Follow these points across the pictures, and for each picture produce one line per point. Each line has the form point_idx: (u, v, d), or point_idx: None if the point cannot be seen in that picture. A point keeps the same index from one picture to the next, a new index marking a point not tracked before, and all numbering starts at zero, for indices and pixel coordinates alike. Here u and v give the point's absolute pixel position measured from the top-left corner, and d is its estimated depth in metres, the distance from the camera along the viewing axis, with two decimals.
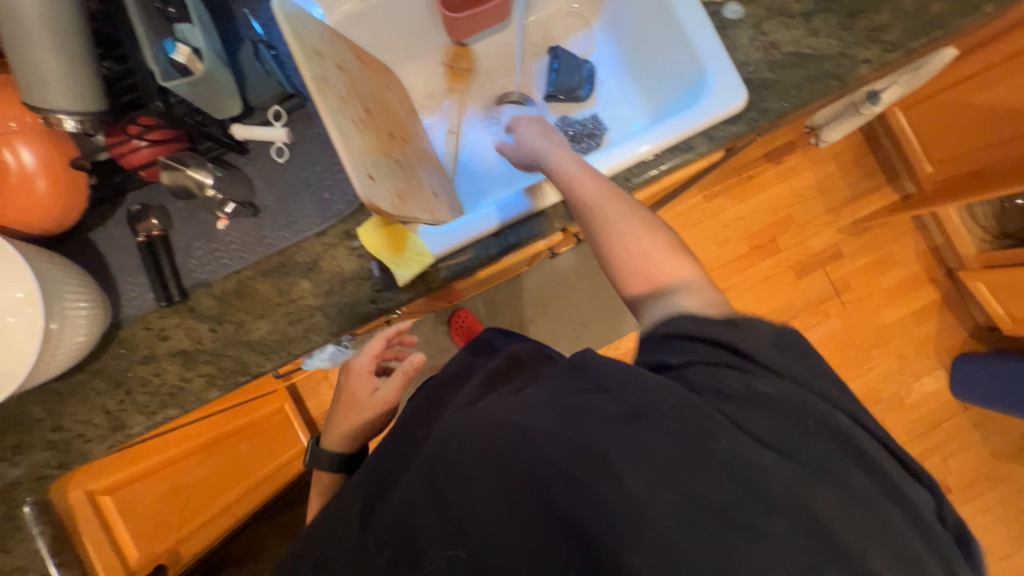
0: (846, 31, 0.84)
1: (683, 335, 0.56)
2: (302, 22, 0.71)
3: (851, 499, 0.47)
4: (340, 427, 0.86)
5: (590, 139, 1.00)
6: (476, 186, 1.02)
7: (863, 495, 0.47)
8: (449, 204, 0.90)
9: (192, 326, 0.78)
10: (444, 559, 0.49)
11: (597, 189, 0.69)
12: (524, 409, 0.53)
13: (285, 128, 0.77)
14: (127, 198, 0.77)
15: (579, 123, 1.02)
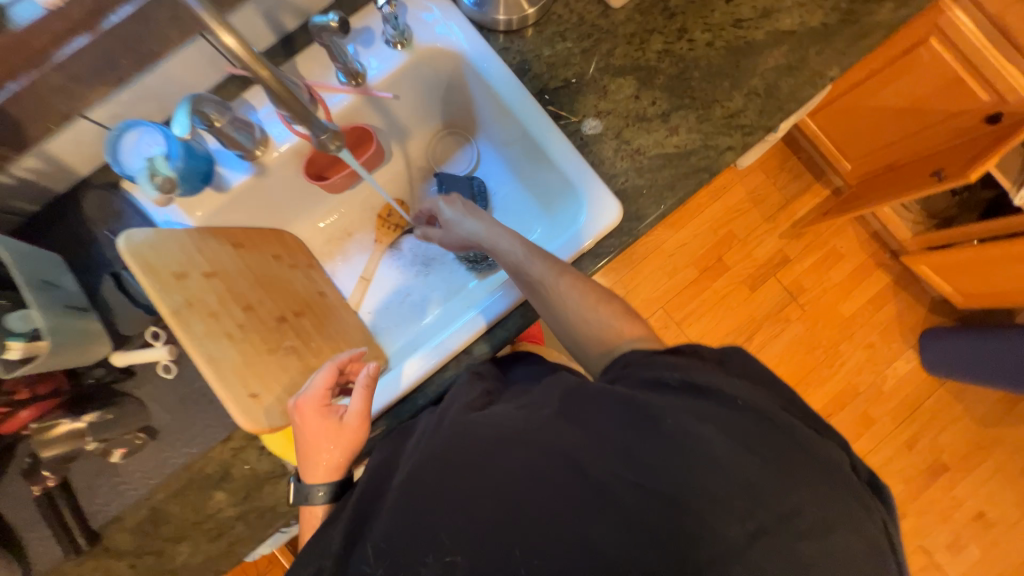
0: (705, 122, 0.85)
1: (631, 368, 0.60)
2: (157, 248, 0.70)
3: (809, 501, 0.50)
4: (317, 462, 0.66)
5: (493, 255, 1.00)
6: (392, 323, 1.01)
7: (760, 444, 0.50)
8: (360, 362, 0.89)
9: (110, 566, 0.75)
10: (442, 561, 0.50)
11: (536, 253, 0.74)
12: (503, 420, 0.58)
13: (166, 346, 0.74)
14: (17, 454, 0.73)
15: None
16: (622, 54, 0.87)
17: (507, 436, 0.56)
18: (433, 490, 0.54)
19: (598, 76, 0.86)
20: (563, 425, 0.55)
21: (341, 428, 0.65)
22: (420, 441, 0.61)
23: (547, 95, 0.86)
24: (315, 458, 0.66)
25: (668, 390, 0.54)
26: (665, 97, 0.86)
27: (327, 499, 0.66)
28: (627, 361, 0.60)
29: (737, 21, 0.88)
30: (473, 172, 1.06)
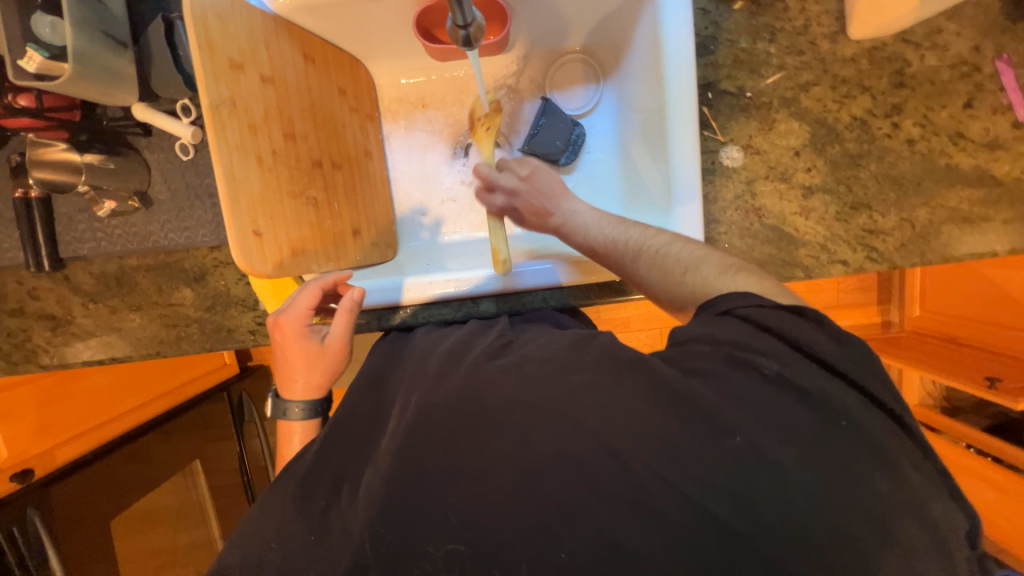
0: (839, 223, 0.74)
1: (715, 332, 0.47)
2: (226, 20, 0.59)
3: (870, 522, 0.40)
4: (289, 371, 0.64)
5: None
6: (417, 223, 0.94)
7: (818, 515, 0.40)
8: (371, 243, 0.84)
9: (65, 295, 0.76)
10: (443, 552, 0.41)
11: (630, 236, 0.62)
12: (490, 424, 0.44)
13: (192, 128, 0.66)
14: (9, 146, 0.70)
15: None
16: (817, 96, 0.71)
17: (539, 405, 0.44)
18: (452, 441, 0.44)
19: (776, 105, 0.72)
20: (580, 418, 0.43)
21: (321, 350, 0.64)
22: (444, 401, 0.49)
23: (710, 92, 0.72)
24: (290, 372, 0.64)
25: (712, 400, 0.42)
26: (823, 170, 0.73)
27: (305, 415, 0.63)
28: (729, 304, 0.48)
29: (957, 135, 0.71)
30: (581, 116, 0.93)
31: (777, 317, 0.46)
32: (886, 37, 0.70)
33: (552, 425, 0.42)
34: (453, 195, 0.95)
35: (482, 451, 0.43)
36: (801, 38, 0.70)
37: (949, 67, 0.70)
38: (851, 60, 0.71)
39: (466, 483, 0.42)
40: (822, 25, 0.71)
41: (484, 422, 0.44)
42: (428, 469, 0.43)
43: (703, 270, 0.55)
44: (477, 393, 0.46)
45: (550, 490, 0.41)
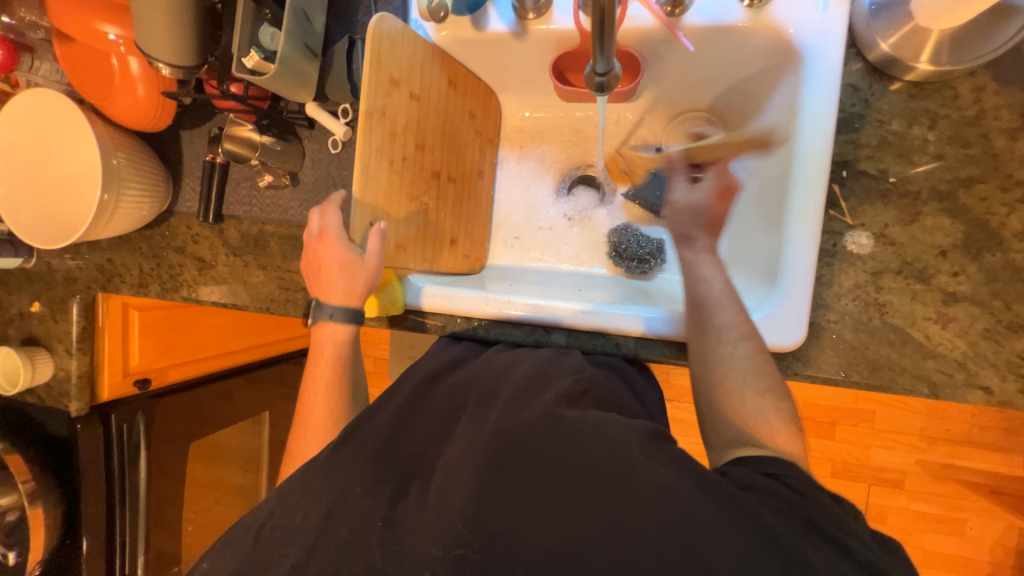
0: (986, 342, 0.63)
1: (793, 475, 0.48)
2: (395, 44, 0.70)
3: None
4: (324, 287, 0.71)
5: (636, 264, 0.90)
6: (506, 244, 0.99)
7: None
8: (464, 254, 0.90)
9: (216, 244, 0.91)
10: (455, 552, 0.47)
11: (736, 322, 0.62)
12: (569, 483, 0.49)
13: (345, 127, 0.77)
14: (213, 120, 0.88)
15: (641, 241, 0.91)
16: (980, 194, 0.62)
17: (618, 487, 0.47)
18: (532, 479, 0.50)
19: (924, 196, 0.64)
20: (660, 508, 0.45)
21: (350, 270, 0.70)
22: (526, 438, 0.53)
23: (844, 170, 0.67)
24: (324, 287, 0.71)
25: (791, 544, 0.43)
26: (975, 278, 0.63)
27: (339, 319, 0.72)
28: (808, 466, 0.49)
29: None
30: None
31: (814, 489, 0.47)
32: None
33: (630, 510, 0.45)
34: (548, 224, 0.98)
35: (556, 501, 0.48)
36: (970, 129, 0.63)
37: None
38: None
39: (535, 525, 0.47)
40: (1000, 118, 0.62)
41: (560, 471, 0.50)
42: (501, 491, 0.50)
43: (780, 407, 0.56)
44: (558, 438, 0.52)
45: (612, 566, 0.44)
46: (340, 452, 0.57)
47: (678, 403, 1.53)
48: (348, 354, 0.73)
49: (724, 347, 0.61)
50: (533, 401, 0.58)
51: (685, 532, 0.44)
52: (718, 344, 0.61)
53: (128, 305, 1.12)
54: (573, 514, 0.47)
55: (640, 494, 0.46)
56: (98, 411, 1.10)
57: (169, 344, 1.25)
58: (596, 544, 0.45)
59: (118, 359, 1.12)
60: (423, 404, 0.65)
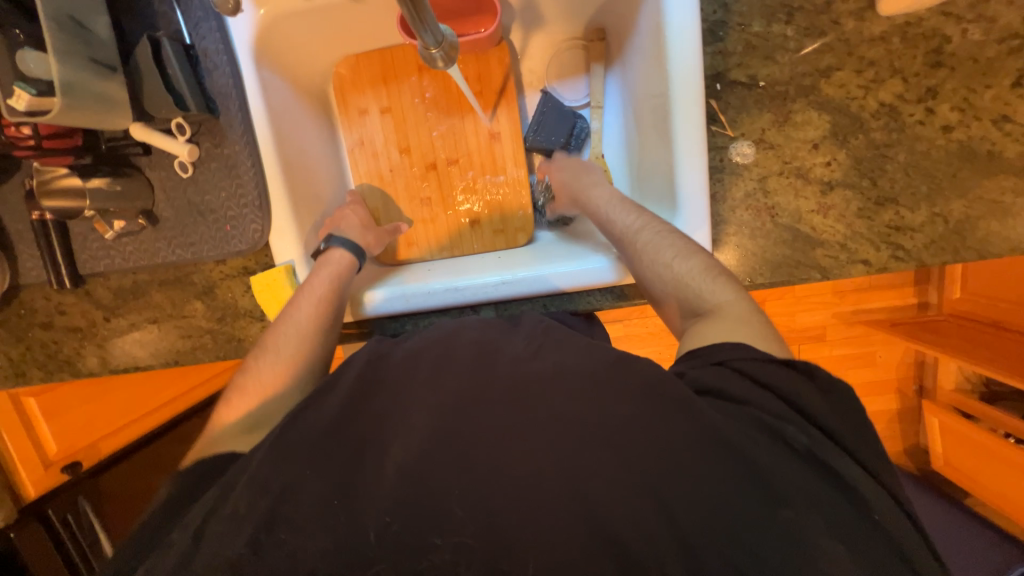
0: (862, 220, 0.68)
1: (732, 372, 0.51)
2: (214, 88, 0.68)
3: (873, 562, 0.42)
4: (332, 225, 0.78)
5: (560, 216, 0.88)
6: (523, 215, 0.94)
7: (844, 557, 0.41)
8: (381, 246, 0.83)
9: (88, 308, 0.80)
10: (450, 542, 0.44)
11: (631, 219, 0.68)
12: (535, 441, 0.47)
13: (188, 145, 0.68)
14: (22, 171, 0.72)
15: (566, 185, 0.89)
16: (838, 81, 0.65)
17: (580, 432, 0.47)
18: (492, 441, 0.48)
19: (792, 93, 0.65)
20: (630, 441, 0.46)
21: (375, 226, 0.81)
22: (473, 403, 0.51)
23: (718, 83, 0.66)
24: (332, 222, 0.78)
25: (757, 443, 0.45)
26: (844, 164, 0.67)
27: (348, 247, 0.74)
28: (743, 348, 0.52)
29: (1004, 118, 0.64)
30: (581, 108, 0.88)
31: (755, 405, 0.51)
32: (921, 11, 0.62)
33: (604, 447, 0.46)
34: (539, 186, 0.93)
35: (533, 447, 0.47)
36: (822, 18, 0.64)
37: (996, 41, 0.62)
38: (880, 39, 0.63)
39: (508, 478, 0.46)
40: (847, 1, 0.63)
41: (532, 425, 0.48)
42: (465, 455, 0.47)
43: (690, 262, 0.62)
44: (524, 391, 0.51)
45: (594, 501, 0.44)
46: (285, 447, 0.50)
47: (628, 323, 1.61)
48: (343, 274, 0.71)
49: (630, 241, 0.66)
50: (495, 362, 0.56)
51: (660, 455, 0.45)
52: (626, 243, 0.67)
53: (20, 396, 1.02)
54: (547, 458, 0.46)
55: (605, 425, 0.47)
56: (31, 511, 1.06)
57: (84, 419, 1.12)
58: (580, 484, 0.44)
59: (32, 453, 1.05)
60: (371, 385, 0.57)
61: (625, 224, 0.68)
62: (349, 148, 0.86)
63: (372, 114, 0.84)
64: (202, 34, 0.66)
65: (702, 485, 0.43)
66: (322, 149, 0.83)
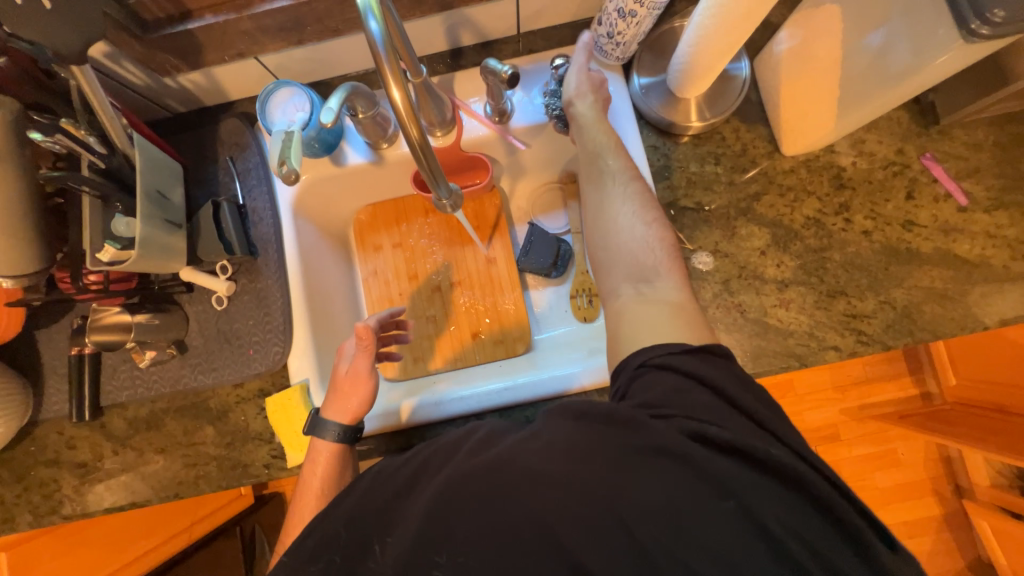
0: (820, 310, 0.77)
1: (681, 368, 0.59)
2: (257, 235, 0.82)
3: None
4: (348, 409, 0.73)
5: (579, 298, 0.97)
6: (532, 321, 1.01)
7: None
8: (364, 391, 0.73)
9: (98, 441, 0.81)
10: None
11: (646, 228, 0.73)
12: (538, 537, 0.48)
13: (228, 282, 0.79)
14: (73, 311, 0.81)
15: (566, 263, 1.00)
16: (768, 203, 0.80)
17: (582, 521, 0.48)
18: (493, 539, 0.49)
19: (733, 214, 0.80)
20: (639, 525, 0.47)
21: (353, 373, 0.74)
22: (481, 496, 0.50)
23: (672, 209, 0.81)
24: (345, 404, 0.73)
25: (762, 509, 0.48)
26: (792, 265, 0.78)
27: (337, 438, 0.72)
28: (710, 359, 0.60)
29: (908, 223, 0.78)
30: (564, 234, 1.03)
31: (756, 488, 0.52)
32: (816, 151, 0.81)
33: (578, 506, 0.48)
34: (539, 299, 1.02)
35: (513, 521, 0.49)
36: (743, 159, 0.82)
37: (881, 168, 0.80)
38: (791, 171, 0.81)
39: (497, 548, 0.49)
40: (758, 147, 0.82)
41: (517, 492, 0.50)
42: (456, 533, 0.49)
43: (675, 272, 0.71)
44: (535, 481, 0.50)
45: (584, 566, 0.47)
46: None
47: None
48: (336, 470, 0.72)
49: (640, 245, 0.72)
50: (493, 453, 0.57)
51: (610, 493, 0.49)
52: (638, 249, 0.72)
53: None
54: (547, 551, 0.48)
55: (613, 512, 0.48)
56: None
57: None
58: (571, 545, 0.47)
59: None
60: (378, 493, 0.57)
61: (642, 237, 0.72)
62: (364, 278, 0.98)
63: (385, 249, 0.99)
64: (253, 195, 0.82)
65: (661, 488, 0.49)
66: (340, 280, 0.94)
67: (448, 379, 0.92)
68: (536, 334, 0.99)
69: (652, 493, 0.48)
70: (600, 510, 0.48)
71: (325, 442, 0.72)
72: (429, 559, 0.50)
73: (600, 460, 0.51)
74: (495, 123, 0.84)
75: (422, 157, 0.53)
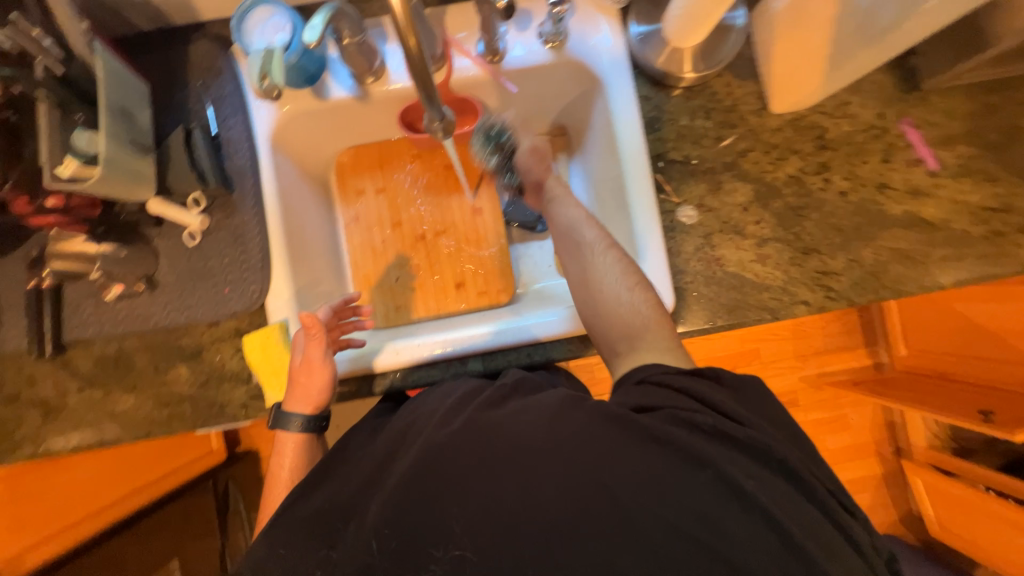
0: (794, 267, 0.80)
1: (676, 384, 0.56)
2: (231, 168, 0.78)
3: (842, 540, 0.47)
4: (309, 399, 0.72)
5: None
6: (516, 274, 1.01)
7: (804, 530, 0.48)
8: (323, 378, 0.72)
9: (62, 379, 0.78)
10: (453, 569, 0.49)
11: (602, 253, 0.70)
12: (527, 502, 0.49)
13: (200, 216, 0.76)
14: (29, 242, 0.76)
15: None
16: (754, 160, 0.81)
17: (571, 486, 0.49)
18: (483, 503, 0.50)
19: (719, 169, 0.81)
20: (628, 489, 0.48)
21: (306, 362, 0.72)
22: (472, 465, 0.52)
23: (661, 161, 0.82)
24: (305, 394, 0.71)
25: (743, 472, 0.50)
26: (772, 222, 0.81)
27: (302, 428, 0.72)
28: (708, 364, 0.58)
29: (882, 185, 0.81)
30: None
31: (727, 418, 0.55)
32: (802, 110, 0.82)
33: (563, 475, 0.49)
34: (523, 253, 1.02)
35: (500, 488, 0.50)
36: (732, 115, 0.82)
37: (862, 130, 0.82)
38: (778, 129, 0.82)
39: (486, 514, 0.49)
40: (748, 103, 0.83)
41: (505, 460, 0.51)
42: (448, 502, 0.50)
43: (646, 294, 0.67)
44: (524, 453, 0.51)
45: (565, 524, 0.48)
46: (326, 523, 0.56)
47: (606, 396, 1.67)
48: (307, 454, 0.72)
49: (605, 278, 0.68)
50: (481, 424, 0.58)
51: (597, 464, 0.49)
52: (593, 257, 0.70)
53: None
54: (537, 515, 0.49)
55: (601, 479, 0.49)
56: None
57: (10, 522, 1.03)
58: (561, 506, 0.49)
59: None
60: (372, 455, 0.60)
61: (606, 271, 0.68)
62: (345, 223, 0.95)
63: (368, 194, 0.96)
64: (228, 125, 0.78)
65: (645, 455, 0.50)
66: (320, 224, 0.91)
67: (430, 325, 0.92)
68: (520, 286, 1.00)
69: (639, 461, 0.49)
70: (589, 478, 0.49)
71: (293, 432, 0.72)
72: (421, 533, 0.50)
73: (585, 430, 0.52)
74: (486, 63, 0.82)
75: (417, 72, 0.50)
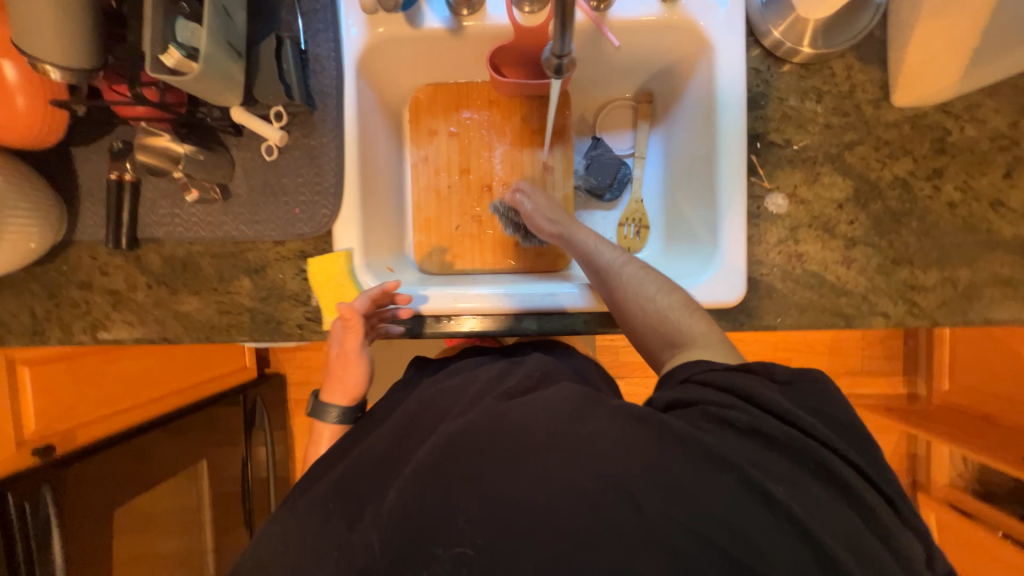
0: (881, 275, 0.76)
1: (706, 381, 0.53)
2: (317, 86, 0.76)
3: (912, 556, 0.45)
4: (345, 391, 0.72)
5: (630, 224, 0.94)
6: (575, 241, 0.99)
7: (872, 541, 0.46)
8: (360, 368, 0.72)
9: (132, 272, 0.80)
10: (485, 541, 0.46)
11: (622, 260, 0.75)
12: (545, 485, 0.46)
13: (280, 131, 0.74)
14: (114, 134, 0.77)
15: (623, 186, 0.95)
16: (860, 154, 0.75)
17: (593, 476, 0.45)
18: (495, 482, 0.46)
19: (820, 159, 0.76)
20: (661, 485, 0.44)
21: (343, 354, 0.72)
22: (488, 435, 0.49)
23: (759, 142, 0.77)
24: (341, 386, 0.72)
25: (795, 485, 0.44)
26: (866, 224, 0.76)
27: (339, 418, 0.72)
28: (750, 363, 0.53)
29: (998, 202, 0.75)
30: (626, 157, 0.98)
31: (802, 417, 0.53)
32: (925, 108, 0.75)
33: (579, 464, 0.45)
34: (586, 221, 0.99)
35: (510, 467, 0.47)
36: (846, 102, 0.76)
37: (988, 139, 0.74)
38: (894, 124, 0.75)
39: (501, 491, 0.46)
40: (866, 92, 0.76)
41: (524, 436, 0.49)
42: (468, 478, 0.47)
43: (672, 297, 0.69)
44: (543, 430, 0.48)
45: (583, 517, 0.44)
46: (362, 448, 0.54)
47: (629, 380, 1.67)
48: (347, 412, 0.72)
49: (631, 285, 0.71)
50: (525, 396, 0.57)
51: (616, 455, 0.45)
52: (614, 276, 0.73)
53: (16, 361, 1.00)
54: (557, 500, 0.44)
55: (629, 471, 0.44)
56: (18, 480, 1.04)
57: (67, 400, 1.08)
58: (585, 500, 0.44)
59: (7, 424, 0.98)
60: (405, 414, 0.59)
61: (627, 275, 0.72)
62: (413, 163, 0.93)
63: (441, 135, 0.93)
64: (318, 41, 0.76)
65: (671, 452, 0.45)
66: (390, 159, 0.90)
67: (485, 279, 0.90)
68: None
69: (672, 459, 0.45)
70: (615, 467, 0.45)
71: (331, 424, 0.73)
72: None
73: (611, 420, 0.48)
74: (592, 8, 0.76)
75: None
